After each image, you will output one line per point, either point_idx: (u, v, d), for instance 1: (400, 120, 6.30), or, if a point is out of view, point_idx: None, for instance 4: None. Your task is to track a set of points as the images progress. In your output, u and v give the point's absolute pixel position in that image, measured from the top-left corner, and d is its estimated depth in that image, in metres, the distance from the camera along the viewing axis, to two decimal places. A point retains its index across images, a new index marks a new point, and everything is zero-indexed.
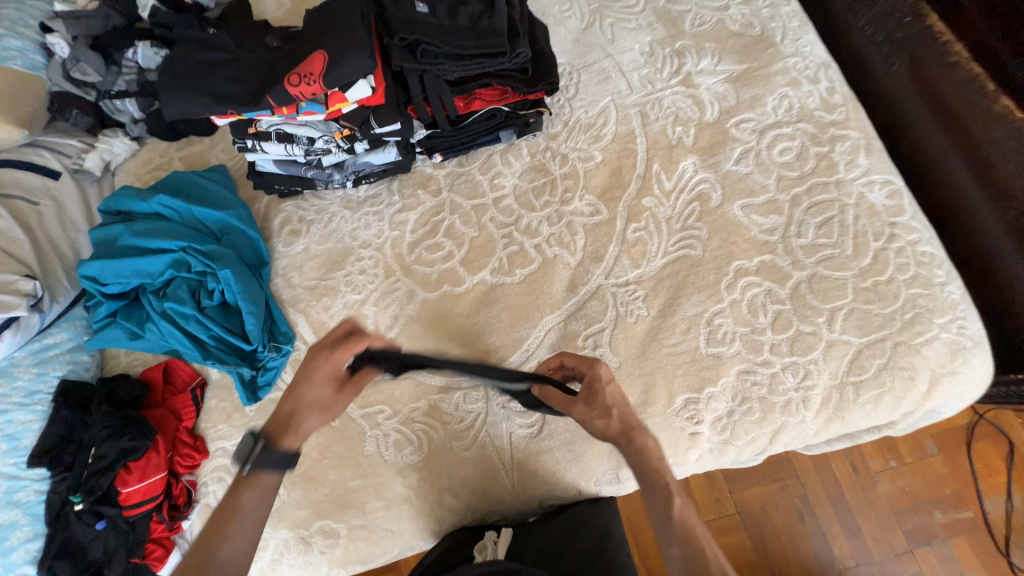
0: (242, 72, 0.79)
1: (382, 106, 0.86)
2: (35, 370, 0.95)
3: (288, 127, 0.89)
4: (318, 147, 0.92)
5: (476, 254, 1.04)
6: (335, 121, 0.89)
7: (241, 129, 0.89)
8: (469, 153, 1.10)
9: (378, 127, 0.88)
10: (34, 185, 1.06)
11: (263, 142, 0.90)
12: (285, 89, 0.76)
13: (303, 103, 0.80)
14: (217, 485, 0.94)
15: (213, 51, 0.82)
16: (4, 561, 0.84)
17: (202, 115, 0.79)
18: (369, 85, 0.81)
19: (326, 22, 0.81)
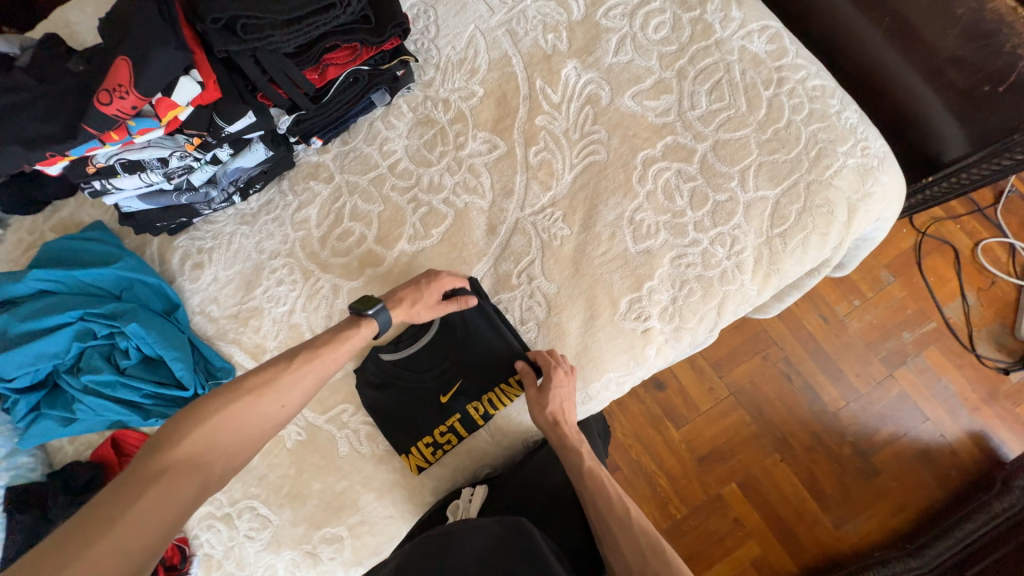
0: (49, 107, 0.71)
1: (220, 99, 0.79)
2: None
3: (130, 155, 0.81)
4: (176, 167, 0.85)
5: (389, 227, 0.99)
6: (181, 132, 0.82)
7: (80, 171, 0.80)
8: (350, 128, 1.04)
9: (228, 126, 0.81)
10: None
11: (112, 179, 0.83)
12: (100, 112, 0.69)
13: (132, 122, 0.73)
14: (208, 532, 0.93)
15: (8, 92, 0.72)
16: None
17: (23, 166, 0.72)
18: (194, 80, 0.74)
19: (123, 26, 0.72)
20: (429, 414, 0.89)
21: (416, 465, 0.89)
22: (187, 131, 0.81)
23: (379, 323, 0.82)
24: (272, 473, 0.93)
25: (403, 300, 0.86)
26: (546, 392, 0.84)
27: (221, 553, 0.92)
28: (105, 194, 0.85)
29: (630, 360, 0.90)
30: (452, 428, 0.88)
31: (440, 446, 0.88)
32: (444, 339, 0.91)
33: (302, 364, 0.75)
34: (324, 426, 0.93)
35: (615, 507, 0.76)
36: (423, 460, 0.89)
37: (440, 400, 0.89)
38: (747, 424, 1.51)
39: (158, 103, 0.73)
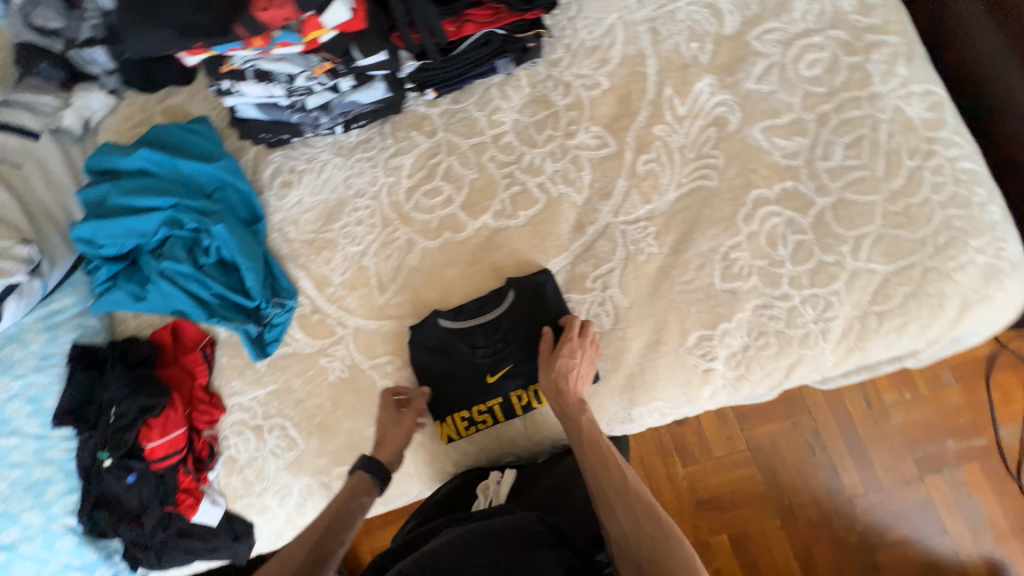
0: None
1: (363, 31, 0.79)
2: (46, 335, 0.94)
3: (265, 64, 0.82)
4: (299, 86, 0.86)
5: (477, 197, 0.98)
6: (315, 54, 0.83)
7: (214, 67, 0.82)
8: (464, 88, 1.02)
9: (361, 59, 0.82)
10: (13, 147, 1.03)
11: (240, 83, 0.84)
12: (254, 17, 0.69)
13: (277, 33, 0.73)
14: (237, 438, 0.96)
15: None
16: (46, 514, 0.86)
17: (169, 52, 0.72)
18: (346, 7, 0.74)
19: None
20: (476, 388, 0.89)
21: (446, 435, 0.89)
22: (322, 53, 0.82)
23: (374, 466, 0.81)
24: (308, 401, 0.96)
25: (379, 431, 0.86)
26: (555, 362, 0.83)
27: (244, 460, 0.96)
28: (227, 96, 0.86)
29: (682, 394, 0.88)
30: (491, 409, 0.88)
31: (475, 423, 0.89)
32: (505, 324, 0.90)
33: (332, 507, 0.77)
34: (367, 370, 0.95)
35: (614, 476, 0.73)
36: (454, 431, 0.89)
37: (486, 379, 0.89)
38: (756, 482, 1.47)
39: (307, 20, 0.73)
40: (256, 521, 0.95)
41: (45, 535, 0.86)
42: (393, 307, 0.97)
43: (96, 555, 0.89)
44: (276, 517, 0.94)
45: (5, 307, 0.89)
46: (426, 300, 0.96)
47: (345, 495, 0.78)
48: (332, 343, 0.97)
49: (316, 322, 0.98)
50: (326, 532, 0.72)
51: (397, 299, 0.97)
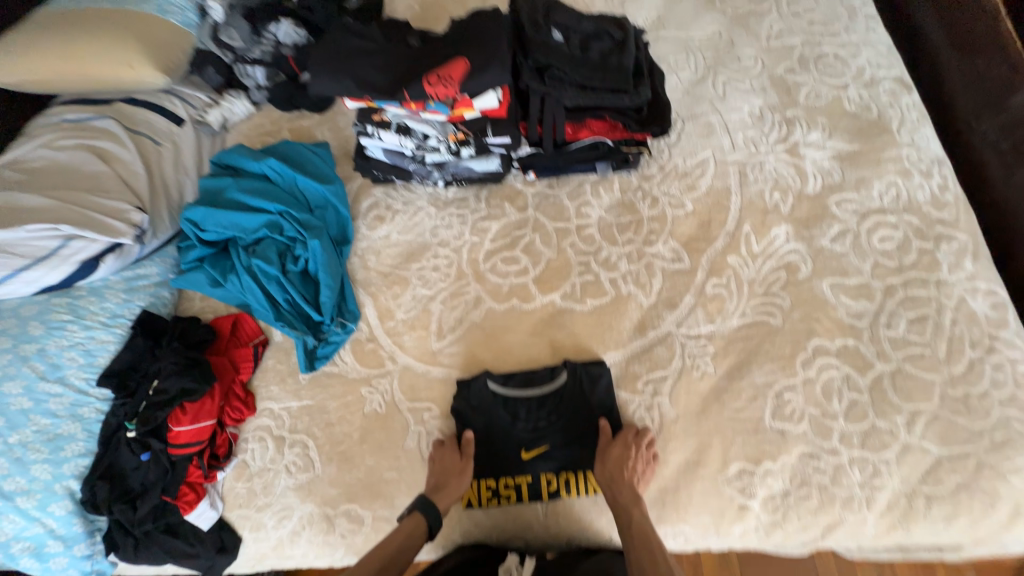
0: (384, 63, 0.87)
1: (502, 118, 0.94)
2: (123, 296, 0.98)
3: (409, 121, 0.94)
4: (429, 145, 0.98)
5: (551, 276, 1.04)
6: (454, 125, 0.95)
7: (367, 114, 0.95)
8: (562, 178, 1.12)
9: (491, 137, 0.95)
10: (160, 128, 1.16)
11: (382, 130, 0.96)
12: (422, 87, 0.82)
13: (432, 103, 0.86)
14: (256, 444, 0.95)
15: (362, 41, 0.91)
16: (55, 471, 0.84)
17: (341, 96, 0.86)
18: (495, 96, 0.89)
19: (468, 35, 0.89)
20: (510, 459, 0.89)
21: (467, 499, 0.87)
22: (459, 125, 0.95)
23: (426, 512, 0.81)
24: (338, 426, 0.95)
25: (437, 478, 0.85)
26: (615, 452, 0.84)
27: (255, 468, 0.94)
28: (365, 136, 0.99)
29: (713, 525, 0.84)
30: (517, 487, 0.87)
31: (498, 495, 0.87)
32: (551, 402, 0.91)
33: (384, 547, 0.78)
34: (403, 412, 0.95)
35: (662, 567, 0.73)
36: (476, 498, 0.87)
37: (521, 454, 0.89)
38: None
39: (460, 100, 0.86)
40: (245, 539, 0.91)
41: (45, 493, 0.83)
42: (446, 356, 0.99)
43: (82, 529, 0.85)
44: (267, 541, 0.90)
45: (102, 261, 0.95)
46: (479, 357, 0.98)
47: (400, 538, 0.79)
48: (378, 375, 0.99)
49: (370, 351, 1.01)
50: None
51: (452, 349, 0.99)
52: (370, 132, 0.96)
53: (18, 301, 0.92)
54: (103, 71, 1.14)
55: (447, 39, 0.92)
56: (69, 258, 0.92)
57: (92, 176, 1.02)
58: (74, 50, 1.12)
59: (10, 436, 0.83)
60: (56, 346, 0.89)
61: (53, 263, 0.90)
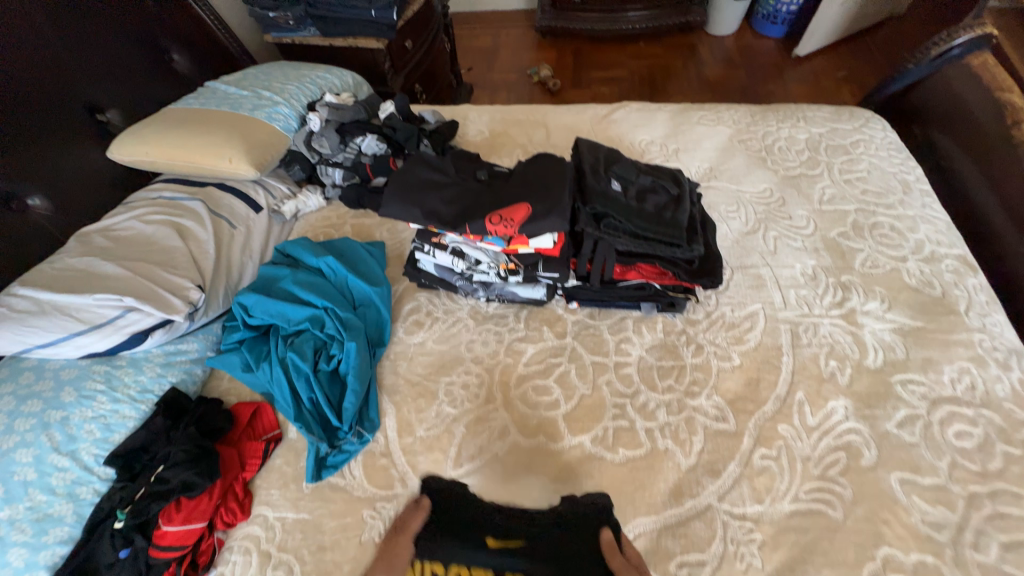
0: (451, 197, 0.98)
1: (554, 256, 0.98)
2: (158, 370, 1.00)
3: (464, 247, 1.02)
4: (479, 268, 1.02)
5: (582, 414, 0.98)
6: (506, 254, 1.01)
7: (427, 235, 1.04)
8: (604, 310, 1.11)
9: (541, 271, 0.98)
10: (240, 212, 1.27)
11: (437, 250, 1.04)
12: (484, 225, 0.92)
13: (490, 237, 0.93)
14: (240, 557, 0.86)
15: (436, 174, 1.03)
16: (30, 558, 0.79)
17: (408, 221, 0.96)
18: (551, 238, 0.93)
19: (530, 180, 0.98)
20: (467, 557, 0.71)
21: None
22: (512, 256, 1.01)
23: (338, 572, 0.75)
24: (329, 553, 0.86)
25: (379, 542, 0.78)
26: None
27: None
28: (421, 253, 1.05)
29: None
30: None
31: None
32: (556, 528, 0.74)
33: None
34: None
35: None
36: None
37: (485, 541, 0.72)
38: None
39: (516, 236, 0.92)
40: None
41: None
42: None
43: None
44: None
45: (151, 335, 0.99)
46: (494, 496, 0.90)
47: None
48: (384, 497, 0.91)
49: (381, 468, 0.95)
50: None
51: (467, 481, 0.92)
52: (426, 249, 1.03)
53: (61, 363, 0.95)
54: (206, 161, 1.27)
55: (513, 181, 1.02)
56: (122, 328, 0.95)
57: (167, 252, 1.11)
58: (190, 141, 1.27)
59: (2, 509, 0.80)
60: (80, 416, 0.89)
61: (106, 332, 0.94)
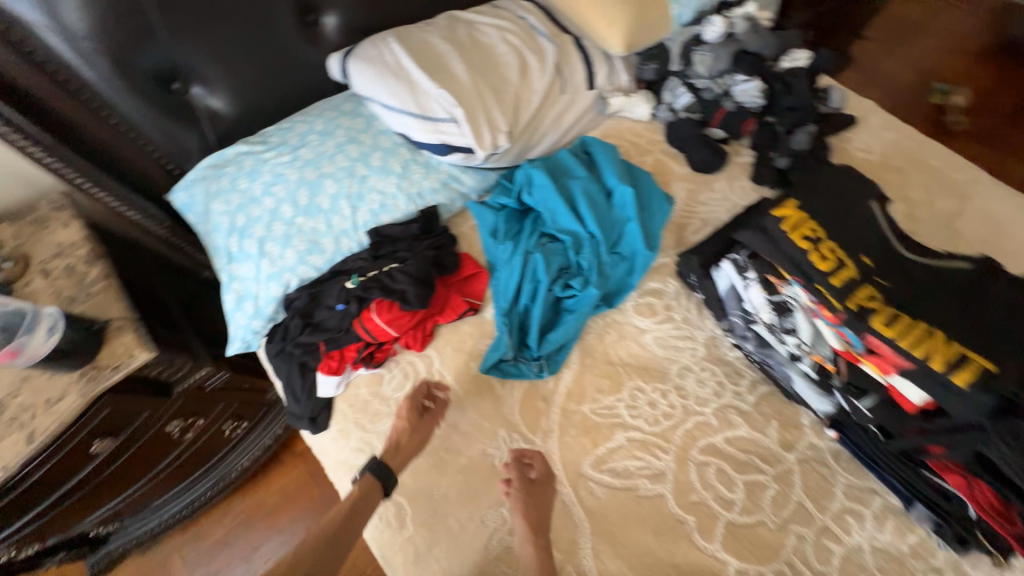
0: (869, 255, 0.79)
1: (899, 406, 0.77)
2: (436, 185, 1.03)
3: (799, 312, 0.85)
4: (787, 338, 0.86)
5: (748, 539, 0.81)
6: (836, 355, 0.82)
7: (763, 265, 0.88)
8: (859, 468, 0.86)
9: (863, 404, 0.79)
10: (574, 79, 1.16)
11: (760, 284, 0.89)
12: (862, 327, 0.74)
13: (848, 331, 0.77)
14: (400, 378, 0.96)
15: (868, 219, 0.82)
16: (295, 263, 0.94)
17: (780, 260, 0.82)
18: (921, 395, 0.74)
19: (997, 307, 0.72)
20: (860, 247, 0.80)
21: (783, 218, 0.83)
22: (841, 360, 0.82)
23: (384, 477, 0.83)
24: (456, 433, 0.91)
25: (394, 434, 0.87)
26: (532, 490, 0.82)
27: (385, 394, 0.95)
28: (738, 268, 0.91)
29: None
30: (840, 261, 0.78)
31: (813, 246, 0.79)
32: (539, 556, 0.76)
33: (340, 510, 0.82)
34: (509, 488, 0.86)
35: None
36: (792, 223, 0.82)
37: (864, 255, 0.79)
38: None
39: (883, 358, 0.75)
40: (329, 429, 0.96)
41: (278, 271, 0.94)
42: (584, 488, 0.86)
43: (269, 312, 0.94)
44: (338, 450, 0.93)
45: (451, 153, 1.01)
46: (610, 522, 0.83)
47: (351, 501, 0.82)
48: (522, 436, 0.90)
49: (535, 408, 0.92)
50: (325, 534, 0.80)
51: (595, 487, 0.86)
52: (752, 276, 0.89)
53: (385, 127, 1.04)
54: (588, 11, 1.16)
55: (947, 280, 0.75)
56: (438, 132, 0.99)
57: (502, 82, 1.07)
58: None
59: (299, 216, 0.95)
60: (373, 184, 0.99)
61: (427, 128, 0.98)
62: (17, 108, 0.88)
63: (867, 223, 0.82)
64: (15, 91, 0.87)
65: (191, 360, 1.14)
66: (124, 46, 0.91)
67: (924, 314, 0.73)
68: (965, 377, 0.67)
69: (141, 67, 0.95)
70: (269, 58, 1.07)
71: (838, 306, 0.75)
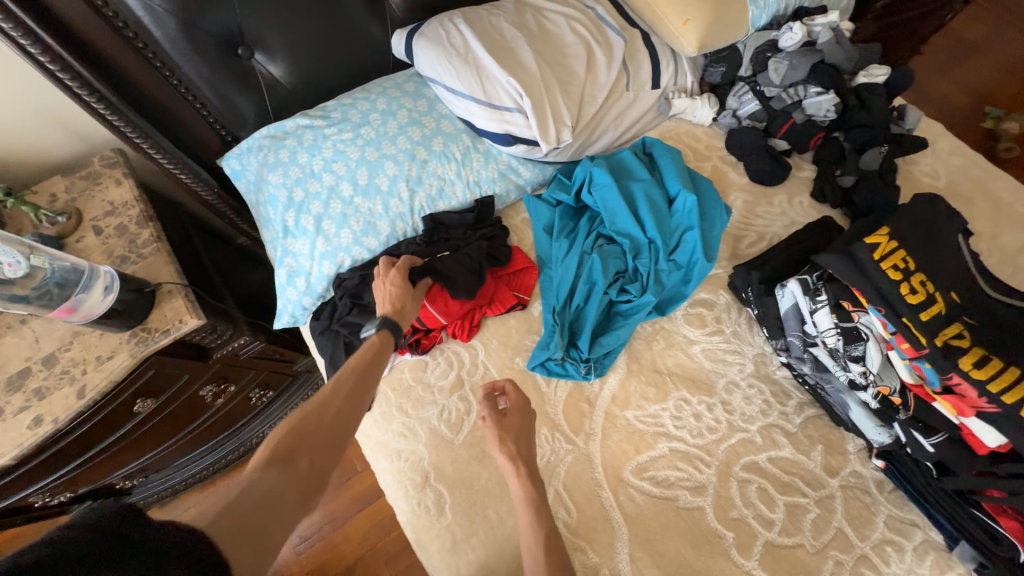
0: (952, 289, 0.77)
1: (967, 447, 0.78)
2: (494, 176, 1.02)
3: (869, 343, 0.84)
4: (854, 367, 0.85)
5: (786, 561, 0.80)
6: (905, 390, 0.83)
7: (837, 290, 0.87)
8: (906, 502, 0.84)
9: (924, 440, 0.80)
10: (641, 77, 1.13)
11: (831, 310, 0.87)
12: (948, 368, 0.73)
13: (928, 367, 0.77)
14: (444, 365, 0.96)
15: (949, 251, 0.80)
16: (350, 243, 0.93)
17: (856, 285, 0.80)
18: (995, 439, 0.74)
19: None
20: (943, 281, 0.77)
21: (873, 243, 0.79)
22: (905, 394, 0.83)
23: (393, 332, 0.81)
24: None
25: (390, 299, 0.85)
26: (503, 423, 0.78)
27: (428, 381, 0.95)
28: (807, 291, 0.90)
29: None
30: (928, 294, 0.76)
31: (901, 277, 0.77)
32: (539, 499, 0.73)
33: (357, 359, 0.76)
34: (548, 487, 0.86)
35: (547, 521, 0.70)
36: (882, 251, 0.78)
37: (949, 291, 0.77)
38: None
39: (962, 399, 0.75)
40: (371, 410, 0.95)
41: (332, 250, 0.93)
42: (623, 494, 0.85)
43: (320, 291, 0.94)
44: (376, 432, 0.93)
45: (515, 145, 0.99)
46: (647, 531, 0.83)
47: (365, 352, 0.77)
48: (564, 436, 0.89)
49: (579, 410, 0.92)
50: (349, 380, 0.72)
51: (634, 495, 0.85)
52: (824, 300, 0.88)
53: (447, 111, 1.03)
54: (663, 7, 1.11)
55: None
56: (503, 121, 0.96)
57: (570, 74, 1.04)
58: None
59: (357, 196, 0.94)
60: (432, 169, 0.97)
61: (494, 117, 0.96)
62: (84, 62, 0.86)
63: (952, 257, 0.80)
64: (81, 45, 0.85)
65: (232, 328, 1.13)
66: (194, 6, 0.88)
67: (1013, 358, 0.72)
68: None
69: (205, 30, 0.92)
70: (333, 29, 1.03)
71: (925, 342, 0.74)
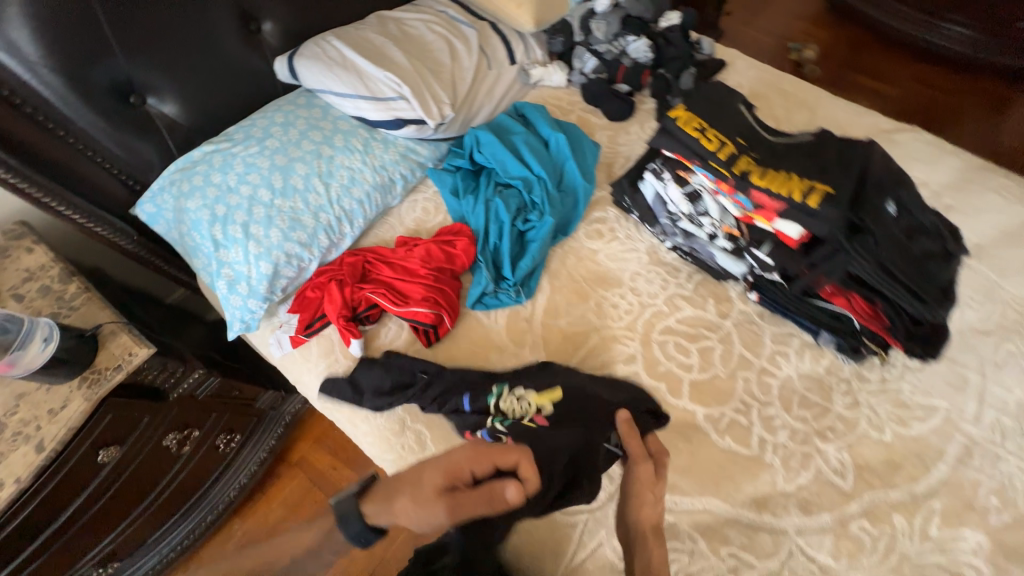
0: (747, 140, 1.02)
1: (786, 247, 0.99)
2: (396, 157, 1.16)
3: (705, 195, 1.07)
4: (703, 220, 1.08)
5: (708, 389, 1.00)
6: (735, 220, 1.04)
7: (674, 165, 1.10)
8: (779, 319, 1.08)
9: (761, 252, 1.01)
10: (499, 57, 1.34)
11: (676, 182, 1.10)
12: (747, 188, 0.95)
13: (741, 195, 0.99)
14: (396, 326, 1.08)
15: (740, 116, 1.06)
16: (280, 241, 1.03)
17: (678, 150, 1.03)
18: (795, 228, 0.95)
19: (839, 157, 0.97)
20: (736, 134, 1.03)
21: (676, 115, 1.04)
22: (741, 225, 1.04)
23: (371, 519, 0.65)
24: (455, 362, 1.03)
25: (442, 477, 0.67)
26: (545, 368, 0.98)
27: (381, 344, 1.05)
28: (656, 175, 1.13)
29: None
30: (722, 141, 1.00)
31: (703, 135, 1.01)
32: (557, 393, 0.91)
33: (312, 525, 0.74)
34: None
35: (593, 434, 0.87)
36: (682, 119, 1.03)
37: (737, 136, 1.02)
38: None
39: (766, 209, 0.97)
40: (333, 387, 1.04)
41: (265, 251, 1.02)
42: None
43: (264, 291, 1.02)
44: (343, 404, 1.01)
45: (406, 126, 1.14)
46: None
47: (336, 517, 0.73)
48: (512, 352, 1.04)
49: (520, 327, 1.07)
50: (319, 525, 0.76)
51: None
52: (666, 176, 1.11)
53: (341, 114, 1.16)
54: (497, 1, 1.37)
55: (795, 147, 1.01)
56: (390, 110, 1.11)
57: (438, 63, 1.23)
58: None
59: (276, 198, 1.04)
60: (341, 163, 1.10)
61: (381, 107, 1.11)
62: None
63: (744, 120, 1.06)
64: None
65: (182, 363, 1.16)
66: (80, 62, 0.96)
67: (792, 168, 0.96)
68: (815, 199, 0.89)
69: (95, 81, 0.99)
70: (216, 65, 1.14)
71: (727, 173, 0.97)
